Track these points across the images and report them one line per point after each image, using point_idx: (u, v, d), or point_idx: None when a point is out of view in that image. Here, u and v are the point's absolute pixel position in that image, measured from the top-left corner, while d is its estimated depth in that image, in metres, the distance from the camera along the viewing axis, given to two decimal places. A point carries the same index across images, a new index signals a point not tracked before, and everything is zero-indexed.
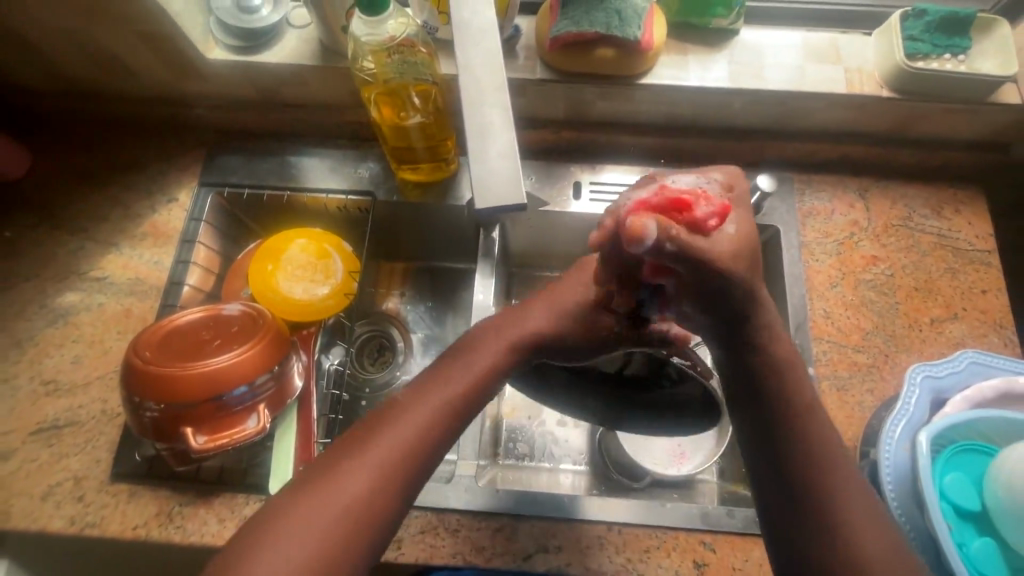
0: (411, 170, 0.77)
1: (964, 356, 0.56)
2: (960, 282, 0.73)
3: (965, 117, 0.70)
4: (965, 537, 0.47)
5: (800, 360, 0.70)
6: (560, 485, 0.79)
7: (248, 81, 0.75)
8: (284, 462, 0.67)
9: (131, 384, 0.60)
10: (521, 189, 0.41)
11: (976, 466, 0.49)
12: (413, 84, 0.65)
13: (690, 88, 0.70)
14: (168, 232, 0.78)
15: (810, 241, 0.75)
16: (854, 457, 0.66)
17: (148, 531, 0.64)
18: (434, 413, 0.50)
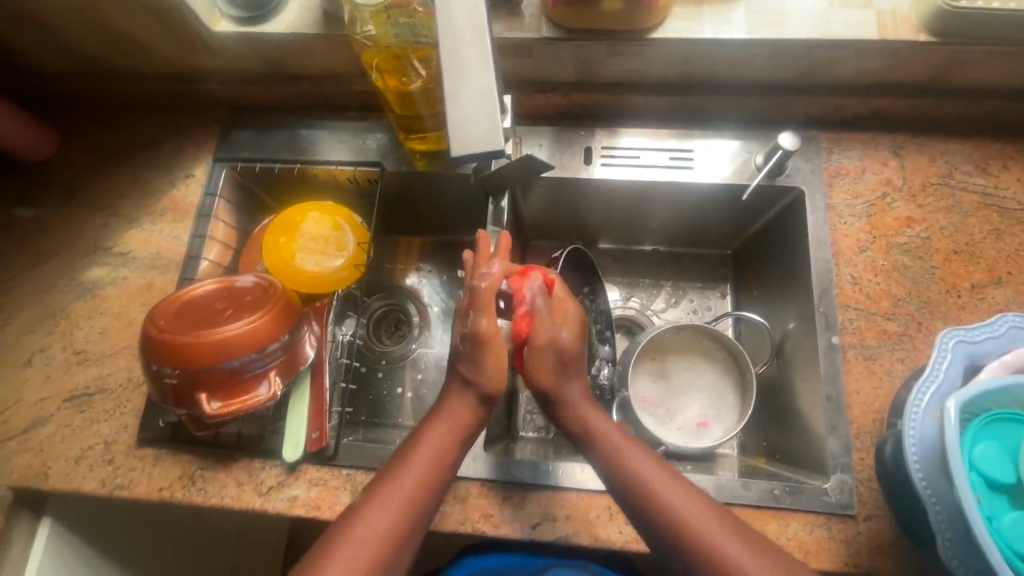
0: (419, 139, 0.74)
1: (1004, 319, 0.51)
2: (1006, 244, 0.67)
3: (1013, 60, 0.64)
4: (996, 509, 0.43)
5: (825, 328, 0.66)
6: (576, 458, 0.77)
7: (255, 54, 0.76)
8: (298, 428, 0.68)
9: (148, 352, 0.61)
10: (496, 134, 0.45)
11: (1012, 435, 0.44)
12: (414, 48, 0.64)
13: (704, 41, 0.66)
14: (186, 208, 0.80)
15: (838, 204, 0.71)
16: (881, 429, 0.62)
17: (172, 493, 0.67)
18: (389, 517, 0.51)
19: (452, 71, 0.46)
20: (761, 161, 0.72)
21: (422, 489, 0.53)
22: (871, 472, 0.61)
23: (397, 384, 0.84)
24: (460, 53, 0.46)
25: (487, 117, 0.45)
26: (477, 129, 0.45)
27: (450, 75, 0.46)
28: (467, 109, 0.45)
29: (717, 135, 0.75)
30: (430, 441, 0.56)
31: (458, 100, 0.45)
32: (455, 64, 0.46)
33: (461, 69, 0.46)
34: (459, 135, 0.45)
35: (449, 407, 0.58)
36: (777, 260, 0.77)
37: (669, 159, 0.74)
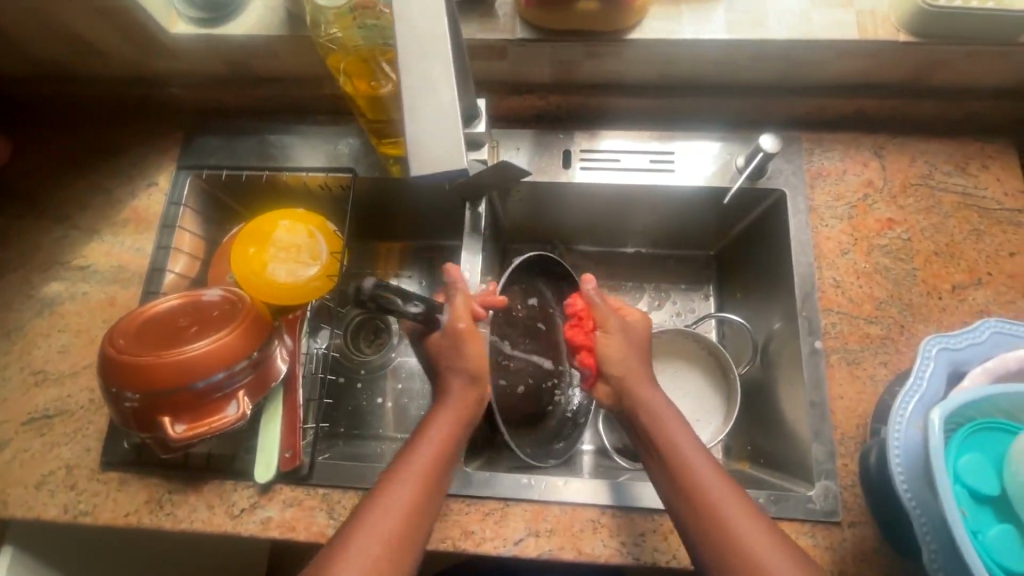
0: (392, 144, 0.72)
1: (986, 325, 0.50)
2: (985, 245, 0.67)
3: (992, 60, 0.63)
4: (981, 523, 0.42)
5: (808, 332, 0.66)
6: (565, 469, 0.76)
7: (218, 57, 0.72)
8: (270, 447, 0.65)
9: (107, 374, 0.58)
10: (459, 156, 0.43)
11: (995, 446, 0.44)
12: (382, 51, 0.61)
13: (683, 41, 0.64)
14: (149, 218, 0.76)
15: (820, 205, 0.70)
16: (865, 435, 0.62)
17: (139, 518, 0.64)
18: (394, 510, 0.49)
19: (412, 80, 0.43)
20: (742, 164, 0.71)
21: (433, 468, 0.53)
22: (855, 478, 0.60)
23: (376, 394, 0.82)
24: (422, 61, 0.43)
25: (449, 137, 0.43)
26: (438, 145, 0.43)
27: (411, 89, 0.43)
28: (428, 123, 0.43)
29: (698, 137, 0.73)
30: (434, 432, 0.55)
31: (417, 113, 0.43)
32: (415, 72, 0.43)
33: (421, 78, 0.43)
34: (418, 156, 0.43)
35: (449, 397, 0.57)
36: (759, 262, 0.76)
37: (650, 162, 0.73)
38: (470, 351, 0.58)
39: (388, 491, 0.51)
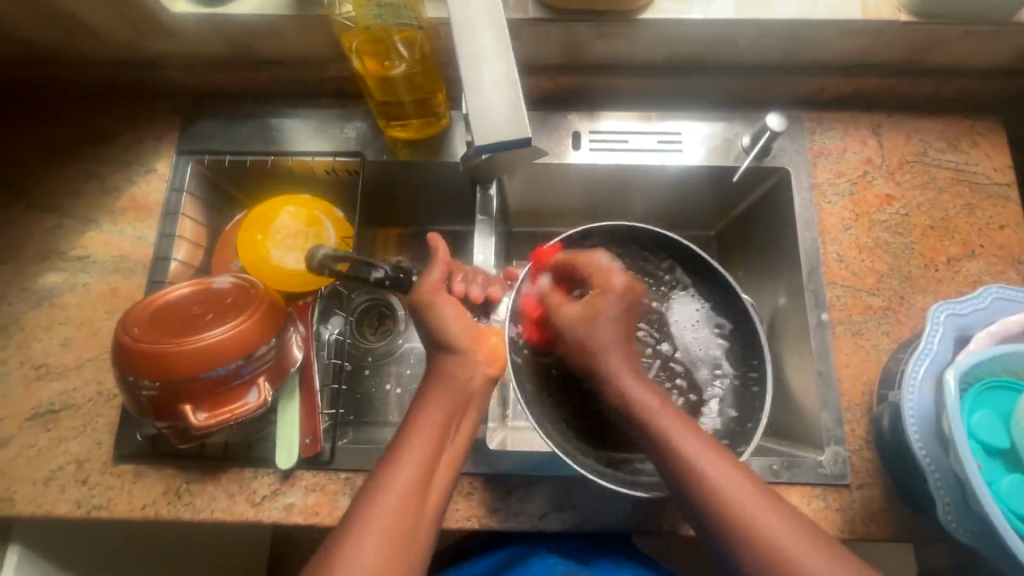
0: (400, 127, 0.72)
1: (989, 291, 0.53)
2: (977, 218, 0.70)
3: (985, 40, 0.66)
4: (994, 474, 0.45)
5: (814, 306, 0.68)
6: None
7: (219, 38, 0.70)
8: (289, 434, 0.65)
9: (122, 364, 0.57)
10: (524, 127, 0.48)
11: (1005, 402, 0.47)
12: (396, 29, 0.61)
13: (692, 22, 0.65)
14: (149, 206, 0.74)
15: (822, 182, 0.72)
16: (871, 401, 0.65)
17: (157, 510, 0.63)
18: (407, 483, 0.47)
19: (468, 57, 0.49)
20: (747, 144, 0.72)
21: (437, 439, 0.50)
22: (863, 442, 0.63)
23: (385, 379, 0.82)
24: (478, 43, 0.50)
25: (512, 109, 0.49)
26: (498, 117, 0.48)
27: (469, 65, 0.49)
28: (485, 98, 0.49)
29: (703, 118, 0.75)
30: (430, 405, 0.52)
31: (478, 87, 0.49)
32: (473, 50, 0.50)
33: (477, 57, 0.49)
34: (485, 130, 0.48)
35: (443, 369, 0.54)
36: (763, 240, 0.78)
37: (657, 143, 0.74)
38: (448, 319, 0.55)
39: (394, 466, 0.48)
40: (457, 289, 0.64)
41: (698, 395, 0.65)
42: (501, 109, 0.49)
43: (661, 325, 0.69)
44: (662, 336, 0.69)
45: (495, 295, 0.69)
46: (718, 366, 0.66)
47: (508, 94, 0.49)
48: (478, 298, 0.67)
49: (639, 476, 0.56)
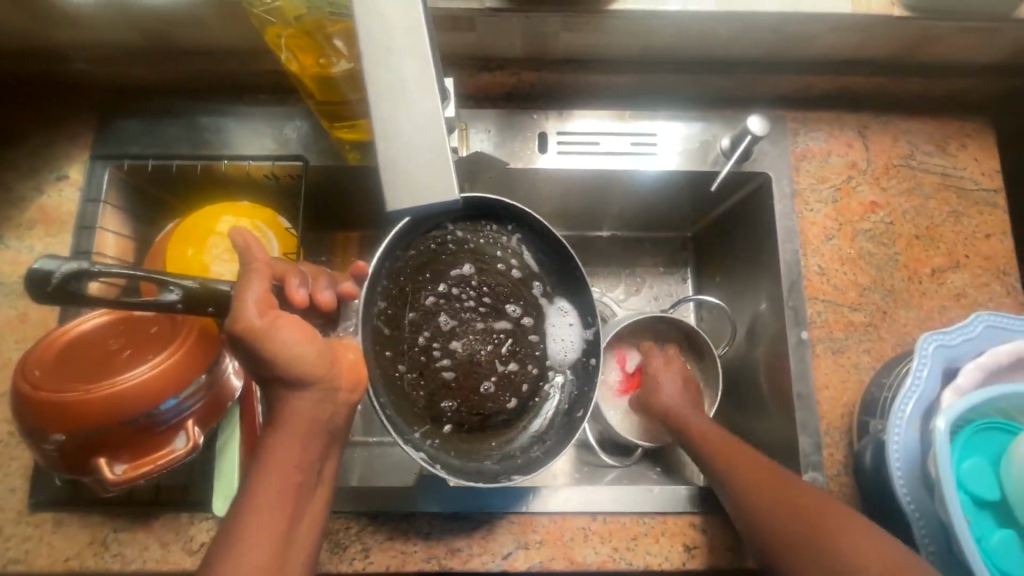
0: (348, 128, 0.64)
1: (980, 318, 0.49)
2: (963, 227, 0.67)
3: (982, 36, 0.61)
4: (983, 528, 0.42)
5: (794, 323, 0.64)
6: (555, 477, 0.71)
7: (130, 25, 0.61)
8: (227, 478, 0.59)
9: (22, 414, 0.50)
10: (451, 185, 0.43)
11: (996, 445, 0.44)
12: (330, 21, 0.52)
13: (669, 13, 0.58)
14: (61, 218, 0.65)
15: (804, 188, 0.67)
16: (851, 424, 0.61)
17: (82, 562, 0.57)
18: (265, 542, 0.39)
19: (383, 78, 0.43)
20: (726, 146, 0.67)
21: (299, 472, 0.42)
22: (841, 468, 0.60)
23: None
24: (399, 71, 0.43)
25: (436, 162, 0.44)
26: (414, 164, 0.43)
27: (383, 98, 0.43)
28: (406, 148, 0.43)
29: (678, 117, 0.68)
30: (286, 439, 0.42)
31: (392, 130, 0.43)
32: (388, 79, 0.43)
33: (396, 82, 0.43)
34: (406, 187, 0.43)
35: (310, 402, 0.43)
36: (741, 248, 0.73)
37: (630, 145, 0.68)
38: (290, 338, 0.42)
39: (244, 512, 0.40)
40: (298, 296, 0.50)
41: (542, 372, 0.62)
42: (420, 157, 0.43)
43: (520, 298, 0.62)
44: (516, 307, 0.62)
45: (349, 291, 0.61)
46: (571, 347, 0.62)
47: (429, 143, 0.43)
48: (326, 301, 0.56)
49: (488, 469, 0.57)
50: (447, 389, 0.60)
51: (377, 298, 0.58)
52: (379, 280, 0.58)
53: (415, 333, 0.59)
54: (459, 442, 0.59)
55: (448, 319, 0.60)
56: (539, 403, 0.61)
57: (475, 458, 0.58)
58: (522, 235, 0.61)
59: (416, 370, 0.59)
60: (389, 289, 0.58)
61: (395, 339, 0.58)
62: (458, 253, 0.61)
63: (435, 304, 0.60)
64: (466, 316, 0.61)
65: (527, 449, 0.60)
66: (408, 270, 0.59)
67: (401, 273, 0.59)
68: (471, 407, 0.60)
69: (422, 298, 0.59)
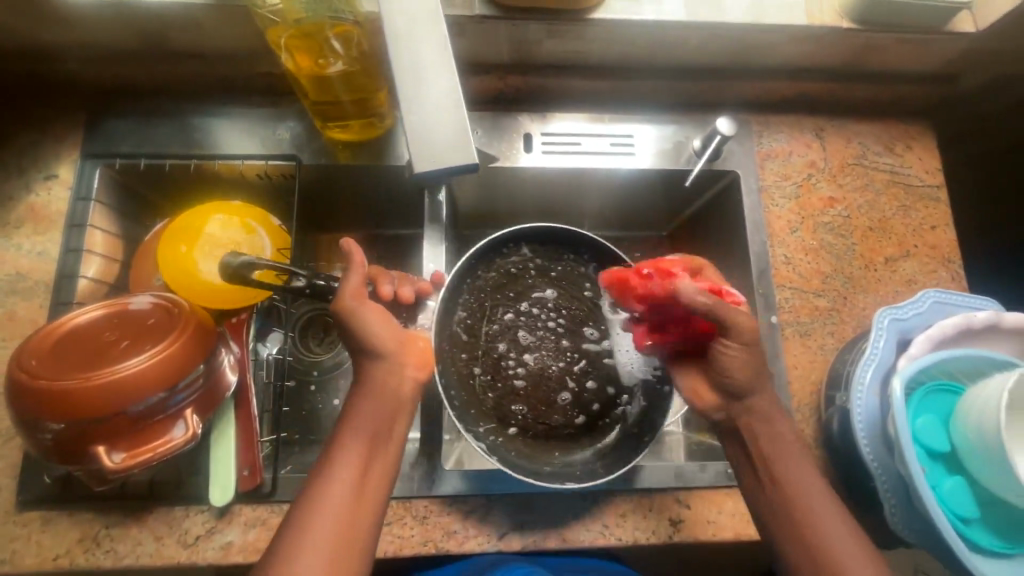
0: (339, 128, 0.67)
1: (927, 295, 0.55)
2: (911, 219, 0.73)
3: (920, 47, 0.68)
4: (937, 477, 0.47)
5: (765, 309, 0.69)
6: None
7: (126, 27, 0.62)
8: (223, 468, 0.59)
9: (20, 404, 0.50)
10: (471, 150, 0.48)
11: (945, 405, 0.49)
12: (330, 24, 0.55)
13: (643, 23, 0.63)
14: (50, 217, 0.66)
15: (770, 185, 0.73)
16: (819, 400, 0.66)
17: (72, 560, 0.57)
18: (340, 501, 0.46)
19: (407, 61, 0.49)
20: (698, 147, 0.72)
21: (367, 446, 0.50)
22: (811, 442, 0.65)
23: (332, 396, 0.78)
24: (418, 53, 0.49)
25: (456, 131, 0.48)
26: (438, 134, 0.48)
27: (405, 77, 0.49)
28: (428, 119, 0.48)
29: (653, 120, 0.74)
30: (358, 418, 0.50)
31: (416, 104, 0.48)
32: (409, 61, 0.49)
33: (417, 64, 0.49)
34: (430, 154, 0.48)
35: (369, 380, 0.51)
36: (713, 242, 0.78)
37: (610, 146, 0.72)
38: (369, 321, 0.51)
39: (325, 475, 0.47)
40: (384, 292, 0.62)
41: (615, 393, 0.67)
42: (443, 128, 0.48)
43: (596, 323, 0.69)
44: (588, 330, 0.69)
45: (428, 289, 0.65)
46: (643, 370, 0.67)
47: (449, 114, 0.49)
48: (409, 296, 0.63)
49: (547, 471, 0.61)
50: (516, 395, 0.66)
51: (459, 306, 0.66)
52: (458, 290, 0.67)
53: (491, 342, 0.67)
54: (521, 446, 0.63)
55: (523, 334, 0.68)
56: (609, 423, 0.65)
57: (536, 462, 0.62)
58: (597, 266, 0.70)
59: (489, 374, 0.66)
60: (468, 300, 0.67)
61: (471, 345, 0.66)
62: (540, 278, 0.70)
63: (513, 320, 0.68)
64: (540, 332, 0.68)
65: (589, 463, 0.63)
66: (489, 286, 0.68)
67: (483, 288, 0.68)
68: (539, 416, 0.65)
69: (500, 314, 0.68)
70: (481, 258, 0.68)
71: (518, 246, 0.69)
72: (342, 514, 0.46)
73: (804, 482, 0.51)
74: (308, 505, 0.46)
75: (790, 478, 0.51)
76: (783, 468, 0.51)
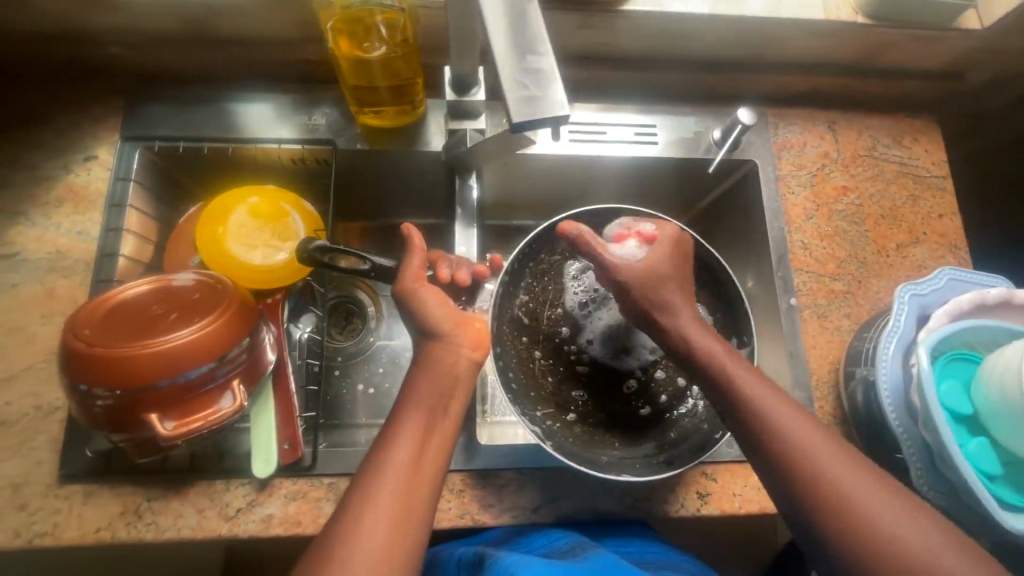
0: (374, 113, 0.69)
1: (943, 273, 0.58)
2: (920, 208, 0.77)
3: (929, 43, 0.72)
4: (962, 439, 0.50)
5: (784, 291, 0.71)
6: None
7: (171, 12, 0.64)
8: (264, 442, 0.60)
9: (73, 371, 0.51)
10: None
11: (966, 372, 0.52)
12: (379, 11, 0.58)
13: (670, 15, 0.66)
14: (89, 197, 0.67)
15: (786, 175, 0.76)
16: (837, 378, 0.69)
17: (114, 533, 0.57)
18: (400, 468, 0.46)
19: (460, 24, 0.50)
20: (718, 137, 0.74)
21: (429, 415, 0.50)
22: (831, 418, 0.67)
23: (357, 381, 0.80)
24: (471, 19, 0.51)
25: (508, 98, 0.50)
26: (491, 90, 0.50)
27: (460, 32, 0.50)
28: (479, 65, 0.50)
29: (675, 111, 0.76)
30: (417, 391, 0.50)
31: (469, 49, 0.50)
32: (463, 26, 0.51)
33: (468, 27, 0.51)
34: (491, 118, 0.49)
35: (424, 355, 0.52)
36: (730, 229, 0.81)
37: (634, 135, 0.75)
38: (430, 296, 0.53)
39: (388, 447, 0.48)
40: (442, 274, 0.61)
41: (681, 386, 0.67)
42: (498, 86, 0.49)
43: None
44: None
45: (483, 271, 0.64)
46: None
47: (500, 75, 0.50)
48: (466, 280, 0.62)
49: (605, 460, 0.61)
50: (576, 382, 0.68)
51: (521, 293, 0.69)
52: (520, 276, 0.69)
53: (552, 327, 0.70)
54: (579, 432, 0.64)
55: (582, 323, 0.71)
56: (674, 417, 0.65)
57: (594, 450, 0.62)
58: None
59: (550, 359, 0.69)
60: (528, 286, 0.70)
61: (532, 330, 0.69)
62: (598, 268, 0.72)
63: (573, 309, 0.71)
64: (600, 320, 0.71)
65: (650, 453, 0.62)
66: (548, 273, 0.71)
67: (545, 276, 0.71)
68: (598, 404, 0.67)
69: (560, 302, 0.71)
70: (542, 243, 0.69)
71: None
72: (404, 476, 0.46)
73: (822, 454, 0.45)
74: (372, 471, 0.46)
75: (809, 452, 0.45)
76: (798, 441, 0.46)
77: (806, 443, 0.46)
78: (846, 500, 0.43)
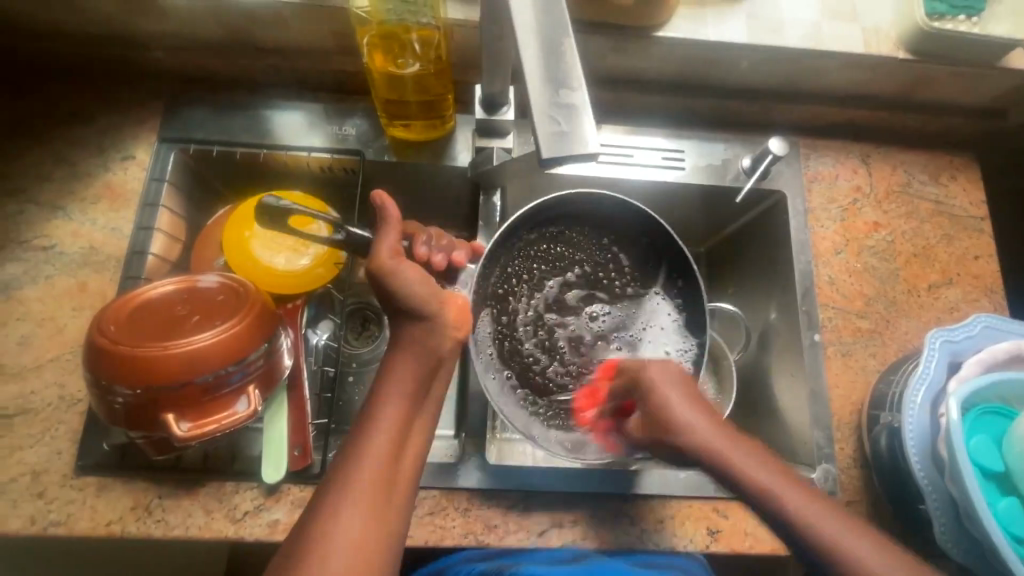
0: (403, 127, 0.69)
1: (978, 319, 0.56)
2: (956, 248, 0.74)
3: (972, 81, 0.70)
4: (991, 497, 0.48)
5: (807, 327, 0.69)
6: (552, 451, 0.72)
7: (215, 20, 0.66)
8: (275, 447, 0.61)
9: (97, 367, 0.52)
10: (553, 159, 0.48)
11: (998, 426, 0.49)
12: (414, 27, 0.59)
13: (705, 42, 0.66)
14: (124, 194, 0.69)
15: (816, 207, 0.74)
16: (859, 420, 0.66)
17: (124, 527, 0.58)
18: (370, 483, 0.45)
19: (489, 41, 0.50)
20: (747, 166, 0.73)
21: None
22: (851, 461, 0.65)
23: (370, 388, 0.80)
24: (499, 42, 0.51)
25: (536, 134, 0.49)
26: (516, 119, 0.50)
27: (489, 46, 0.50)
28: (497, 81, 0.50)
29: (704, 137, 0.76)
30: None
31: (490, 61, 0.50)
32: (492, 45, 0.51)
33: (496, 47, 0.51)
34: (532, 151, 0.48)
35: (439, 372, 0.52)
36: (753, 259, 0.79)
37: (661, 159, 0.74)
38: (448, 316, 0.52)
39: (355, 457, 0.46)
40: (418, 253, 0.60)
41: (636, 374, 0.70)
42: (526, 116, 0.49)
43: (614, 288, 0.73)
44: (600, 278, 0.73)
45: (461, 260, 0.63)
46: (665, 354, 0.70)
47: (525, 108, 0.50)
48: (462, 261, 0.63)
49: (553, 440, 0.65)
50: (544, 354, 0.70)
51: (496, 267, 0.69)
52: (500, 255, 0.70)
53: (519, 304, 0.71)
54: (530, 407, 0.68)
55: (546, 285, 0.73)
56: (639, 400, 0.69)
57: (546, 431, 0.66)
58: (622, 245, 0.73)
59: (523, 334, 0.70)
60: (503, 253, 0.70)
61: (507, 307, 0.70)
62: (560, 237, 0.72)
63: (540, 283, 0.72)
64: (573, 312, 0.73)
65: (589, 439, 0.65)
66: (519, 249, 0.71)
67: (515, 250, 0.71)
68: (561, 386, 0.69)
69: (541, 269, 0.72)
70: (525, 222, 0.69)
71: (557, 219, 0.71)
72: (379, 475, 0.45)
73: (801, 505, 0.48)
74: (347, 464, 0.45)
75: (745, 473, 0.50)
76: (783, 498, 0.48)
77: (761, 478, 0.49)
78: (859, 560, 0.44)
